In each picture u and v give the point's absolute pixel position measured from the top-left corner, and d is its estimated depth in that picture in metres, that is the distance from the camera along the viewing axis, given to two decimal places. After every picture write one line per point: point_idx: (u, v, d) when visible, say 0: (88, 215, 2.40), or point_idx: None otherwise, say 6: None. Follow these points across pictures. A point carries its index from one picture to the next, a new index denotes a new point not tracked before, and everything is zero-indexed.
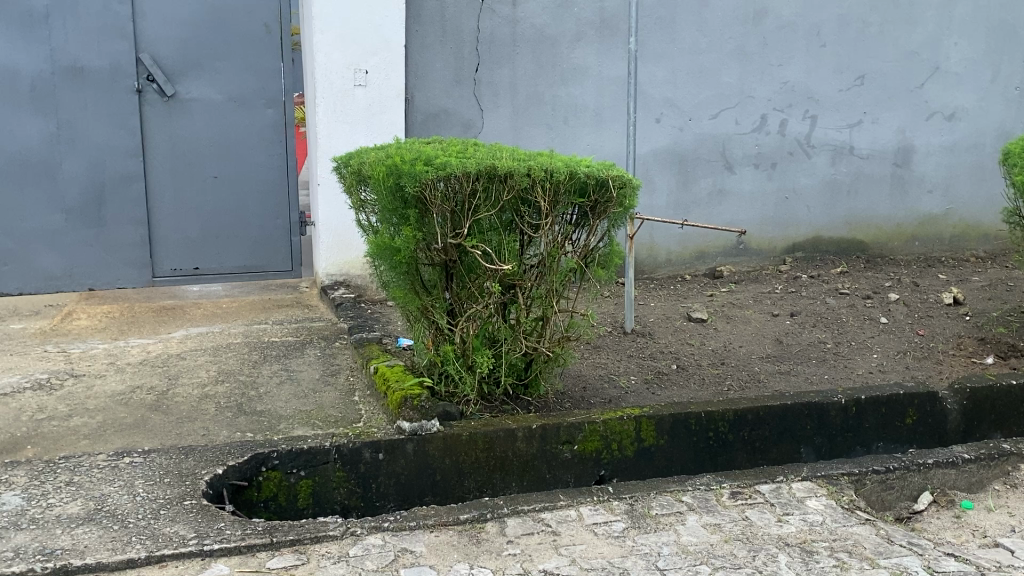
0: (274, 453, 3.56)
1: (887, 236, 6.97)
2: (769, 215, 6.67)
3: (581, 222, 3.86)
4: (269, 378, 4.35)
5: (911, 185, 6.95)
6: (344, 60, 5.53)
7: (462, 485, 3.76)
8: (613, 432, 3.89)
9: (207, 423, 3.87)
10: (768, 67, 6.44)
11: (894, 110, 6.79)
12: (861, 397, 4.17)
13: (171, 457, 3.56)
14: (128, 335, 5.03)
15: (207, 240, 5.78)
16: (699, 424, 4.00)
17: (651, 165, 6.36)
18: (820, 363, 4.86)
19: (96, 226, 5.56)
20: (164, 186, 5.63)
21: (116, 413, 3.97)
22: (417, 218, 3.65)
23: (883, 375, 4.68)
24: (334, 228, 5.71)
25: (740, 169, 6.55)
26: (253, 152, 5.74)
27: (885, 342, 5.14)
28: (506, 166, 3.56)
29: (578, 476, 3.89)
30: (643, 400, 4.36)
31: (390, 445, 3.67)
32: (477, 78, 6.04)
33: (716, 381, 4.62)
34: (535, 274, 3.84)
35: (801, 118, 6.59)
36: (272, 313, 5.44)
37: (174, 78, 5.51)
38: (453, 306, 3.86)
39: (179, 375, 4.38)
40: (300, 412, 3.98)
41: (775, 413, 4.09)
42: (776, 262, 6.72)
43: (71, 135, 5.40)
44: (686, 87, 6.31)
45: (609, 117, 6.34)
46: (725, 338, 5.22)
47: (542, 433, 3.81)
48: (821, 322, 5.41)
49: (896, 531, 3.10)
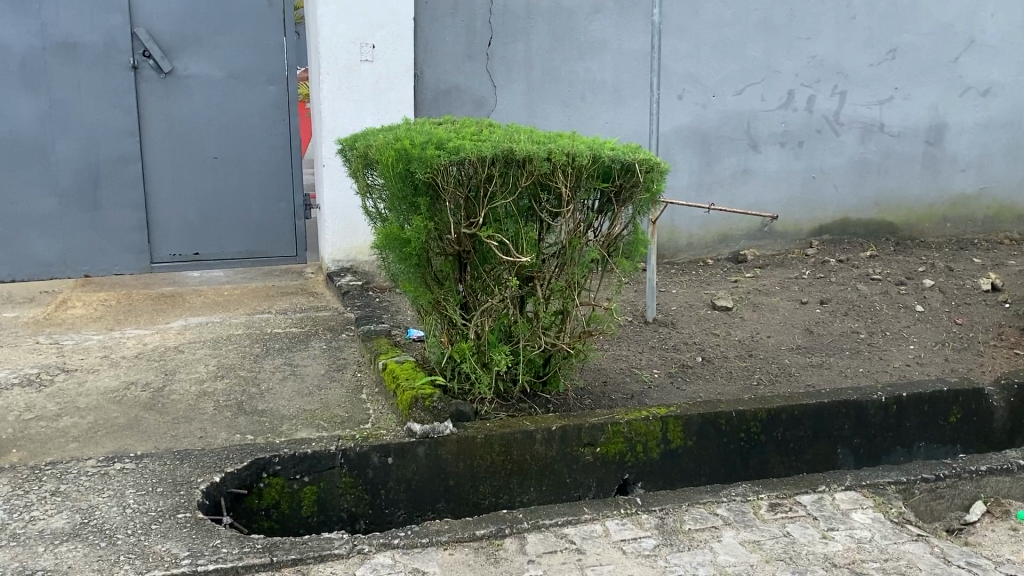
0: (276, 458, 3.33)
1: (917, 217, 6.68)
2: (795, 197, 6.39)
3: (604, 209, 3.58)
4: (271, 374, 4.10)
5: (943, 164, 6.64)
6: (350, 34, 5.25)
7: (476, 491, 3.53)
8: (637, 433, 3.64)
9: (205, 424, 3.62)
10: (795, 40, 6.14)
11: (927, 85, 6.46)
12: (903, 395, 3.91)
13: (165, 462, 3.31)
14: (124, 325, 4.78)
15: (208, 225, 5.52)
16: (730, 424, 3.74)
17: (672, 144, 6.08)
18: (853, 355, 4.60)
19: (91, 210, 5.30)
20: (162, 168, 5.36)
21: (108, 413, 3.73)
22: (428, 206, 3.40)
23: (922, 368, 4.43)
24: (341, 213, 5.44)
25: (765, 148, 6.25)
26: (255, 131, 5.46)
27: (922, 331, 4.87)
28: (524, 150, 3.26)
29: (600, 481, 3.66)
30: (667, 396, 4.11)
31: (400, 449, 3.43)
32: (489, 53, 5.76)
33: (745, 375, 4.38)
34: (555, 265, 3.58)
35: (829, 94, 6.29)
36: (276, 301, 5.19)
37: (171, 53, 5.22)
38: (467, 299, 3.63)
39: (176, 371, 4.13)
40: (305, 411, 3.73)
41: (811, 412, 3.82)
42: (802, 246, 6.45)
43: (63, 114, 5.13)
44: (709, 61, 6.01)
45: (628, 93, 6.05)
46: (752, 328, 4.95)
47: (562, 434, 3.57)
48: (853, 310, 5.13)
49: (953, 549, 2.84)
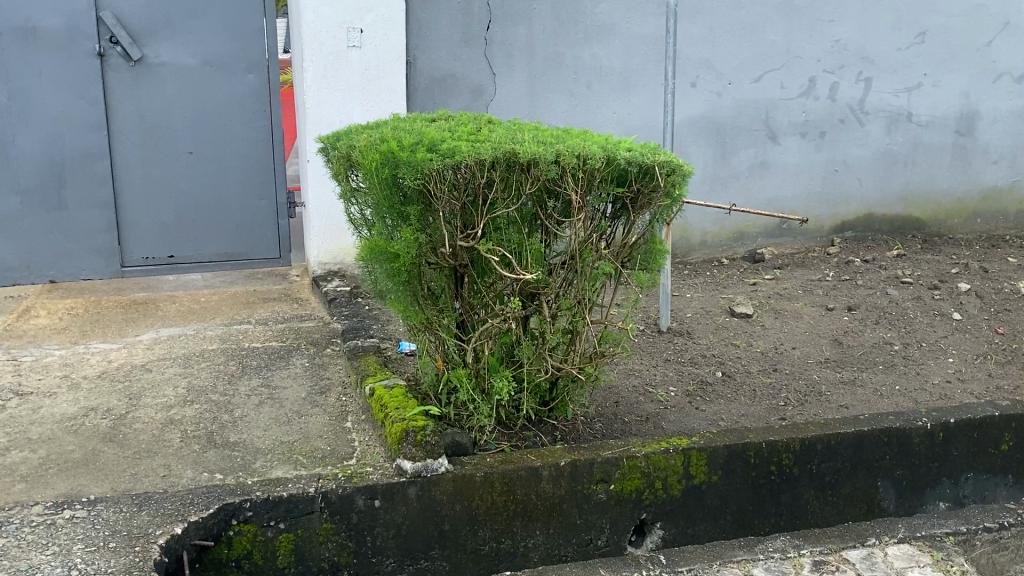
0: (247, 503, 2.90)
1: (945, 212, 6.26)
2: (816, 191, 5.97)
3: (618, 214, 3.19)
4: (247, 398, 3.69)
5: (975, 155, 6.21)
6: (335, 18, 4.81)
7: (475, 535, 3.13)
8: (656, 468, 3.24)
9: (170, 460, 3.22)
10: (818, 23, 5.72)
11: (958, 71, 6.03)
12: (951, 422, 3.51)
13: (121, 509, 2.89)
14: (89, 338, 4.36)
15: (184, 225, 5.10)
16: (759, 457, 3.34)
17: (685, 136, 5.66)
18: (888, 370, 4.20)
19: (55, 210, 4.88)
20: (133, 164, 4.94)
21: (62, 446, 3.32)
22: (420, 215, 2.98)
23: (963, 386, 4.04)
24: (325, 211, 5.01)
25: (785, 139, 5.84)
26: (233, 123, 5.03)
27: (961, 342, 4.47)
28: (530, 152, 2.88)
29: (614, 522, 3.26)
30: (687, 420, 3.72)
31: (388, 491, 3.03)
32: (488, 38, 5.33)
33: (771, 394, 3.97)
34: (563, 278, 3.17)
35: (853, 81, 5.86)
36: (257, 309, 4.78)
37: (141, 39, 4.79)
38: (464, 317, 3.24)
39: (141, 395, 3.71)
40: (282, 444, 3.33)
41: (849, 443, 3.41)
42: (824, 244, 6.04)
43: (23, 106, 4.69)
44: (726, 46, 5.59)
45: (638, 81, 5.62)
46: (776, 338, 4.54)
47: (571, 471, 3.17)
48: (885, 318, 4.72)
49: None
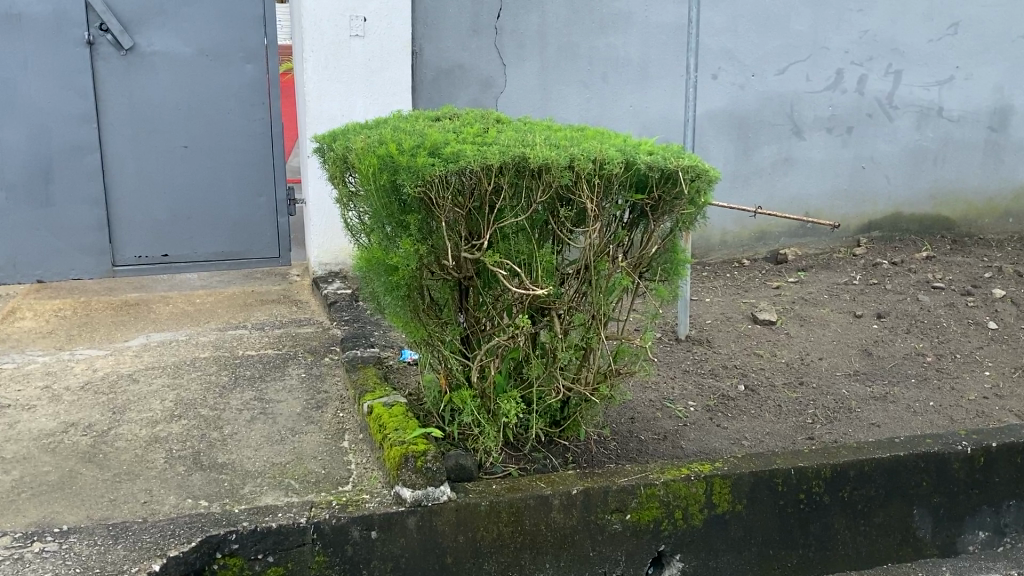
0: (232, 535, 2.65)
1: (976, 212, 5.98)
2: (842, 189, 5.71)
3: (637, 222, 2.94)
4: (238, 413, 3.46)
5: (1008, 152, 5.94)
6: (338, 6, 4.56)
7: (479, 569, 2.90)
8: (676, 497, 3.01)
9: (151, 484, 2.99)
10: (846, 12, 5.45)
11: (992, 63, 5.75)
12: (993, 446, 3.25)
13: (96, 540, 2.66)
14: (75, 343, 4.13)
15: (177, 222, 4.87)
16: (787, 484, 3.09)
17: (705, 131, 5.41)
18: (921, 384, 3.94)
19: (43, 206, 4.65)
20: (124, 158, 4.70)
21: (38, 466, 3.09)
22: (421, 224, 2.74)
23: (1002, 403, 3.78)
24: (326, 208, 4.77)
25: (810, 134, 5.58)
26: (230, 116, 4.79)
27: (997, 354, 4.21)
28: (541, 156, 2.62)
29: (630, 554, 3.03)
30: (707, 438, 3.48)
31: (386, 521, 2.79)
32: (498, 27, 5.07)
33: (797, 410, 3.72)
34: (577, 291, 2.92)
35: (882, 74, 5.59)
36: (253, 312, 4.55)
37: (132, 27, 4.55)
38: (469, 333, 2.99)
39: (126, 409, 3.48)
40: (273, 466, 3.09)
41: (885, 469, 3.16)
42: (849, 244, 5.77)
43: (7, 95, 4.45)
44: (749, 36, 5.33)
45: (655, 72, 5.35)
46: (801, 348, 4.29)
47: (584, 500, 2.94)
48: (916, 327, 4.46)
49: None
